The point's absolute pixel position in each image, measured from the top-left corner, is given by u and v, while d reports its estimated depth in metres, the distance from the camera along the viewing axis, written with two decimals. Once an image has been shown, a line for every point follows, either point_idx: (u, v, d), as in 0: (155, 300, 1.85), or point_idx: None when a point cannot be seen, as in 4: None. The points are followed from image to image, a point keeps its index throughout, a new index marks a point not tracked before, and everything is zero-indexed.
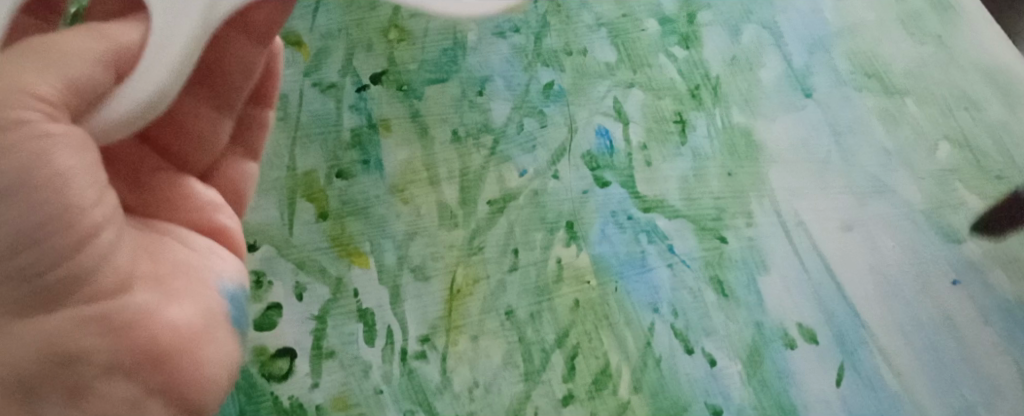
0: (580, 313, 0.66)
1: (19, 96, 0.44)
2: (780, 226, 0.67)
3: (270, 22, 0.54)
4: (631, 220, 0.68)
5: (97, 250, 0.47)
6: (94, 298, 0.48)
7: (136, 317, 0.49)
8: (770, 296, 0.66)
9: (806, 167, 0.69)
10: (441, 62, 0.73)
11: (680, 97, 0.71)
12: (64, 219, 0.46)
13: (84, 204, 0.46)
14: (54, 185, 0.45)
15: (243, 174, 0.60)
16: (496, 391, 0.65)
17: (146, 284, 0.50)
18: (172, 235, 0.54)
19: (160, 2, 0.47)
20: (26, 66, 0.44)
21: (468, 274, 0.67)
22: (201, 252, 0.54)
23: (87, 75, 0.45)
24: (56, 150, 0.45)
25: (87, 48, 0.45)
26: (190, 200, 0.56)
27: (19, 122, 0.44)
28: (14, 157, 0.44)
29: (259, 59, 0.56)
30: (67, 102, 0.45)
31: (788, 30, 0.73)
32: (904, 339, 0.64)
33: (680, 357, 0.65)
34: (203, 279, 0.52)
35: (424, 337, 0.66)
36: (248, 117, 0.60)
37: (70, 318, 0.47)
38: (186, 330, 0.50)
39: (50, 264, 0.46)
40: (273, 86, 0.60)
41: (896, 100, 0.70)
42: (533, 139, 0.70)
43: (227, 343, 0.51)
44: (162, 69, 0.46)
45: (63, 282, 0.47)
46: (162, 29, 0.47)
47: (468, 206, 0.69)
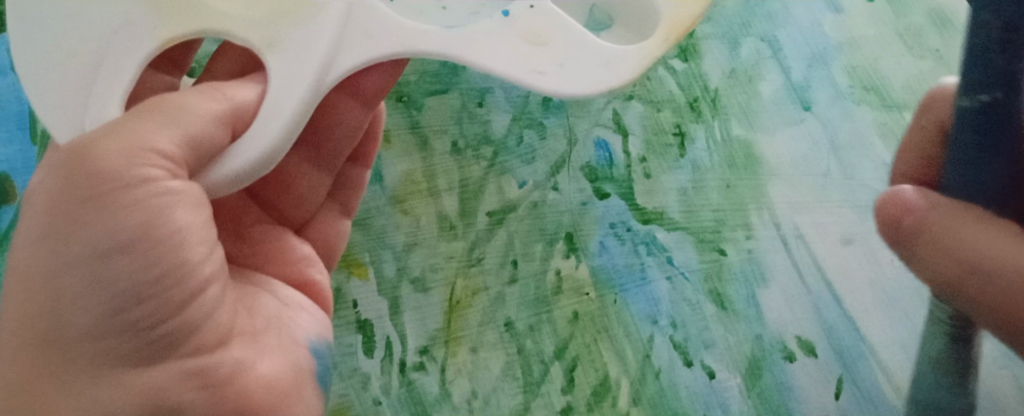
0: (580, 324, 0.66)
1: (147, 153, 0.46)
2: (779, 239, 0.68)
3: (380, 90, 0.57)
4: (630, 232, 0.68)
5: (205, 305, 0.49)
6: (198, 351, 0.49)
7: (233, 371, 0.50)
8: (769, 309, 0.66)
9: (804, 181, 0.69)
10: (441, 73, 0.71)
11: (679, 109, 0.71)
12: (177, 276, 0.47)
13: (196, 261, 0.48)
14: (169, 242, 0.47)
15: (337, 231, 0.63)
16: (495, 404, 0.65)
17: (244, 339, 0.51)
18: (269, 288, 0.57)
19: (277, 67, 0.51)
20: (152, 124, 0.47)
21: (467, 286, 0.67)
22: (291, 306, 0.57)
23: (207, 134, 0.48)
24: (175, 207, 0.47)
25: (209, 108, 0.48)
26: (285, 253, 0.60)
27: (144, 179, 0.46)
28: (135, 214, 0.46)
29: (363, 123, 0.59)
30: (185, 159, 0.47)
31: (788, 43, 0.72)
32: (905, 353, 0.65)
33: (679, 370, 0.66)
34: (292, 335, 0.54)
35: (424, 349, 0.66)
36: (347, 176, 0.64)
37: (175, 372, 0.48)
38: (278, 385, 0.51)
39: (163, 318, 0.48)
40: (371, 148, 0.64)
41: (896, 113, 0.70)
42: (533, 151, 0.70)
43: (312, 401, 0.53)
44: (274, 129, 0.50)
45: (171, 335, 0.48)
46: (277, 94, 0.50)
47: (468, 218, 0.68)
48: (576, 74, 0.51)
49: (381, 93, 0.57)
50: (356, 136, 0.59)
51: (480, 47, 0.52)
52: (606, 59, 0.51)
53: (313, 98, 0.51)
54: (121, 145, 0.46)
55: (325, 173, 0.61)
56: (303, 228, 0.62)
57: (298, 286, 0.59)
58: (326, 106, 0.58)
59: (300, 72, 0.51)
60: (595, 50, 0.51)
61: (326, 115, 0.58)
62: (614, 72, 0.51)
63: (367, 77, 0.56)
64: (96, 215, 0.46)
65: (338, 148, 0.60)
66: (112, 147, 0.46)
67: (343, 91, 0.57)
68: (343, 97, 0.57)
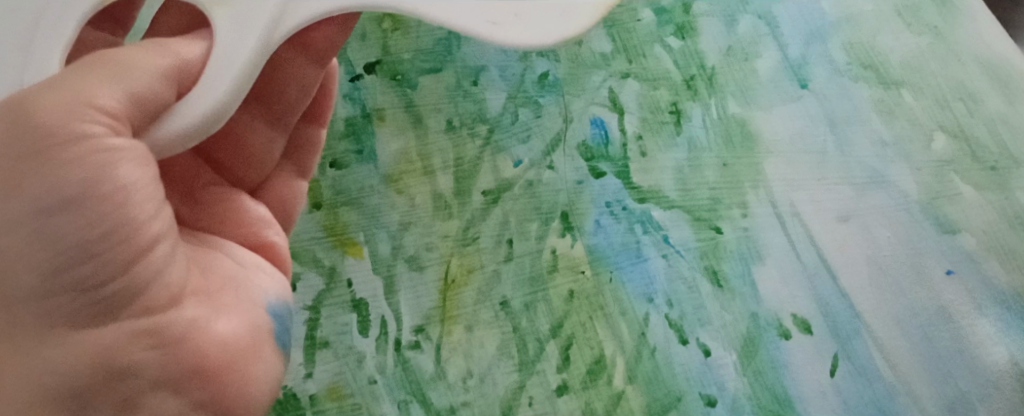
0: (575, 303, 0.66)
1: (87, 109, 0.45)
2: (775, 217, 0.67)
3: (329, 42, 0.56)
4: (626, 210, 0.68)
5: (155, 262, 0.48)
6: (149, 310, 0.48)
7: (187, 329, 0.49)
8: (764, 287, 0.66)
9: (803, 159, 0.69)
10: (436, 51, 0.72)
11: (675, 87, 0.71)
12: (125, 231, 0.46)
13: (143, 218, 0.47)
14: (114, 199, 0.45)
15: (294, 191, 0.62)
16: (490, 382, 0.64)
17: (198, 297, 0.51)
18: (224, 250, 0.56)
19: (227, 21, 0.50)
20: (92, 79, 0.45)
21: (462, 264, 0.67)
22: (249, 267, 0.55)
23: (151, 89, 0.46)
24: (120, 164, 0.46)
25: (154, 63, 0.47)
26: (240, 215, 0.58)
27: (85, 136, 0.45)
28: (76, 171, 0.45)
29: (315, 79, 0.58)
30: (129, 115, 0.46)
31: (784, 19, 0.73)
32: (900, 331, 0.65)
33: (675, 348, 0.65)
34: (252, 296, 0.54)
35: (419, 327, 0.65)
36: (301, 136, 0.62)
37: (124, 331, 0.48)
38: (234, 344, 0.50)
39: (110, 276, 0.47)
40: (325, 107, 0.63)
41: (892, 91, 0.70)
42: (528, 129, 0.70)
43: (273, 360, 0.52)
44: (224, 82, 0.49)
45: (121, 294, 0.47)
46: (227, 47, 0.49)
47: (463, 196, 0.68)
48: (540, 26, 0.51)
49: (331, 49, 0.57)
50: (309, 94, 0.58)
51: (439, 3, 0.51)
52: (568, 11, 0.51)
53: (262, 51, 0.50)
54: (60, 101, 0.44)
55: (278, 132, 0.59)
56: (259, 189, 0.61)
57: (254, 248, 0.58)
58: (276, 62, 0.57)
59: (247, 25, 0.49)
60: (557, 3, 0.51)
61: (278, 72, 0.57)
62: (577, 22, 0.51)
63: (314, 31, 0.55)
64: (37, 172, 0.45)
65: (292, 105, 0.59)
66: (50, 101, 0.44)
67: (291, 45, 0.56)
68: (294, 53, 0.56)
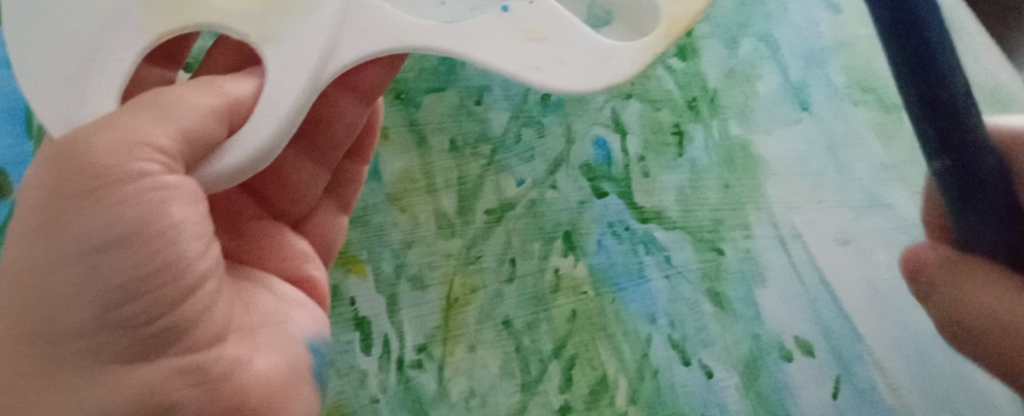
0: (578, 322, 0.66)
1: (143, 148, 0.47)
2: (777, 239, 0.68)
3: (376, 84, 0.59)
4: (629, 231, 0.68)
5: (202, 300, 0.50)
6: (194, 346, 0.50)
7: (230, 366, 0.50)
8: (766, 308, 0.67)
9: (803, 181, 0.69)
10: (440, 70, 0.71)
11: (677, 108, 0.71)
12: (175, 268, 0.48)
13: (192, 256, 0.49)
14: (165, 239, 0.47)
15: (334, 226, 0.64)
16: (493, 402, 0.65)
17: (240, 334, 0.52)
18: (265, 285, 0.57)
19: (276, 57, 0.50)
20: (149, 119, 0.47)
21: (465, 284, 0.67)
22: (291, 303, 0.57)
23: (203, 130, 0.48)
24: (171, 203, 0.47)
25: (206, 104, 0.49)
26: (282, 248, 0.61)
27: (140, 174, 0.47)
28: (130, 210, 0.47)
29: (361, 119, 0.61)
30: (181, 154, 0.48)
31: (784, 41, 0.73)
32: (901, 353, 0.65)
33: (677, 368, 0.66)
34: (289, 332, 0.54)
35: (421, 346, 0.65)
36: (344, 173, 0.65)
37: (169, 366, 0.49)
38: (274, 381, 0.51)
39: (160, 312, 0.48)
40: (369, 145, 0.65)
41: (892, 114, 0.71)
42: (532, 149, 0.70)
43: (308, 399, 0.53)
44: (271, 123, 0.50)
45: (168, 329, 0.49)
46: (276, 85, 0.50)
47: (466, 215, 0.68)
48: (573, 67, 0.51)
49: (377, 89, 0.60)
50: (354, 134, 0.62)
51: (480, 44, 0.51)
52: (604, 56, 0.51)
53: (311, 90, 0.50)
54: (118, 140, 0.46)
55: (323, 169, 0.63)
56: (301, 223, 0.64)
57: (295, 282, 0.60)
58: (323, 102, 0.60)
59: (293, 67, 0.50)
60: (595, 45, 0.51)
61: (324, 111, 0.60)
62: (618, 68, 0.51)
63: (364, 71, 0.58)
64: (90, 210, 0.46)
65: (337, 143, 0.62)
66: (109, 140, 0.46)
67: (339, 85, 0.59)
68: (341, 92, 0.60)
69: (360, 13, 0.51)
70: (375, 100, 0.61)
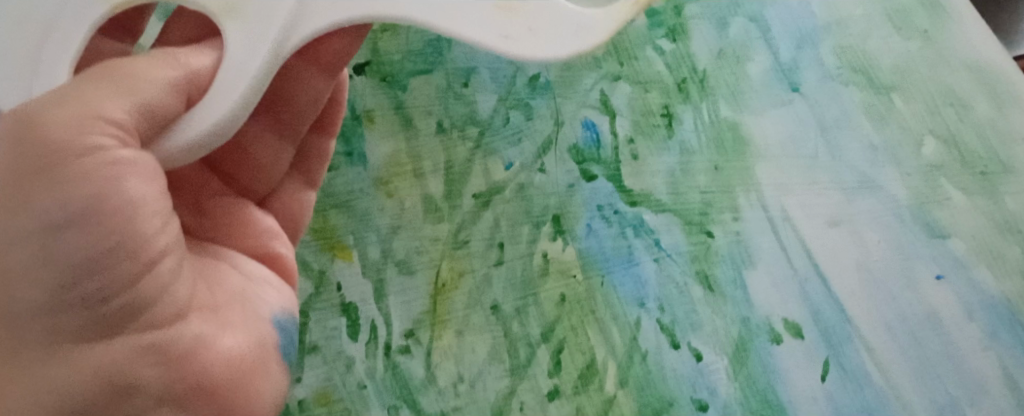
0: (567, 307, 0.66)
1: (96, 122, 0.44)
2: (767, 221, 0.67)
3: (341, 55, 0.56)
4: (618, 214, 0.68)
5: (161, 278, 0.48)
6: (154, 327, 0.48)
7: (193, 346, 0.49)
8: (755, 291, 0.66)
9: (793, 164, 0.69)
10: (426, 53, 0.71)
11: (667, 90, 0.71)
12: (132, 246, 0.46)
13: (150, 233, 0.47)
14: (121, 214, 0.45)
15: (302, 203, 0.62)
16: (481, 388, 0.64)
17: (204, 312, 0.51)
18: (233, 262, 0.56)
19: (236, 29, 0.49)
20: (101, 91, 0.45)
21: (453, 268, 0.66)
22: (254, 280, 0.56)
23: (159, 102, 0.46)
24: (128, 177, 0.45)
25: (162, 74, 0.46)
26: (248, 226, 0.58)
27: (93, 149, 0.45)
28: (84, 185, 0.45)
29: (327, 90, 0.58)
30: (138, 127, 0.46)
31: (775, 22, 0.73)
32: (890, 335, 0.65)
33: (666, 352, 0.65)
34: (254, 310, 0.54)
35: (409, 332, 0.65)
36: (309, 146, 0.62)
37: (130, 347, 0.47)
38: (240, 360, 0.51)
39: (116, 292, 0.46)
40: (336, 116, 0.63)
41: (883, 96, 0.70)
42: (519, 132, 0.69)
43: (277, 375, 0.53)
44: (234, 96, 0.48)
45: (126, 310, 0.47)
46: (237, 56, 0.48)
47: (454, 200, 0.67)
48: (552, 40, 0.51)
49: (342, 60, 0.57)
50: (320, 107, 0.59)
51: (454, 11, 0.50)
52: (579, 27, 0.52)
53: (273, 62, 0.49)
54: (67, 113, 0.44)
55: (287, 143, 0.60)
56: (266, 200, 0.61)
57: (263, 260, 0.58)
58: (288, 72, 0.57)
59: (256, 38, 0.49)
60: (568, 14, 0.52)
61: (289, 83, 0.57)
62: (591, 37, 0.52)
63: (330, 41, 0.55)
64: (40, 187, 0.44)
65: (302, 116, 0.59)
66: (60, 113, 0.44)
67: (304, 57, 0.56)
68: (306, 63, 0.57)
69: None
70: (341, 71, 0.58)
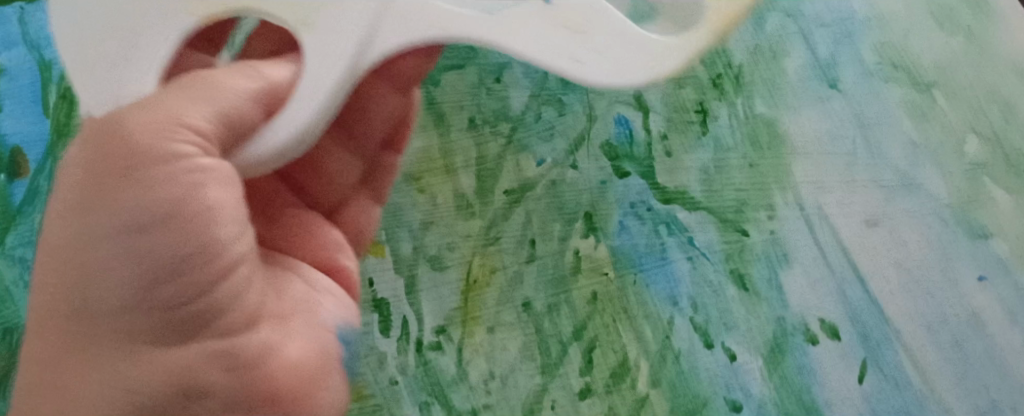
0: (599, 305, 0.66)
1: (178, 128, 0.46)
2: (804, 220, 0.66)
3: (415, 73, 0.59)
4: (651, 211, 0.67)
5: (235, 285, 0.49)
6: (226, 333, 0.50)
7: (261, 354, 0.50)
8: (792, 291, 0.65)
9: (831, 161, 0.67)
10: (459, 48, 0.70)
11: (701, 86, 0.69)
12: (207, 254, 0.48)
13: (225, 242, 0.48)
14: (198, 220, 0.47)
15: (368, 217, 0.64)
16: (513, 384, 0.64)
17: (274, 320, 0.52)
18: (298, 271, 0.58)
19: (312, 43, 0.49)
20: (185, 100, 0.47)
21: (484, 264, 0.66)
22: (318, 290, 0.57)
23: (237, 111, 0.48)
24: (206, 184, 0.47)
25: (242, 86, 0.48)
26: (315, 237, 0.61)
27: (175, 155, 0.47)
28: (164, 190, 0.47)
29: (400, 107, 0.62)
30: (216, 136, 0.48)
31: (812, 17, 0.70)
32: (930, 336, 0.64)
33: (700, 352, 0.65)
34: (319, 321, 0.55)
35: (441, 328, 0.65)
36: (380, 164, 0.64)
37: (201, 350, 0.49)
38: (304, 368, 0.52)
39: (193, 297, 0.48)
40: (404, 134, 0.64)
41: (925, 94, 0.68)
42: (552, 128, 0.69)
43: (340, 388, 0.53)
44: (309, 108, 0.49)
45: (201, 315, 0.49)
46: (313, 71, 0.49)
47: (485, 196, 0.67)
48: (626, 59, 0.50)
49: (415, 79, 0.60)
50: (388, 121, 0.62)
51: (519, 32, 0.50)
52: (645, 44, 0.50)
53: (348, 78, 0.49)
54: (153, 119, 0.47)
55: (356, 158, 0.63)
56: (333, 212, 0.63)
57: (327, 271, 0.60)
58: (365, 90, 0.60)
59: (332, 47, 0.49)
60: (638, 36, 0.50)
61: (362, 99, 0.60)
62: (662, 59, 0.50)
63: (403, 61, 0.58)
64: (124, 189, 0.47)
65: (371, 131, 0.62)
66: (143, 120, 0.47)
67: (376, 74, 0.59)
68: (379, 81, 0.60)
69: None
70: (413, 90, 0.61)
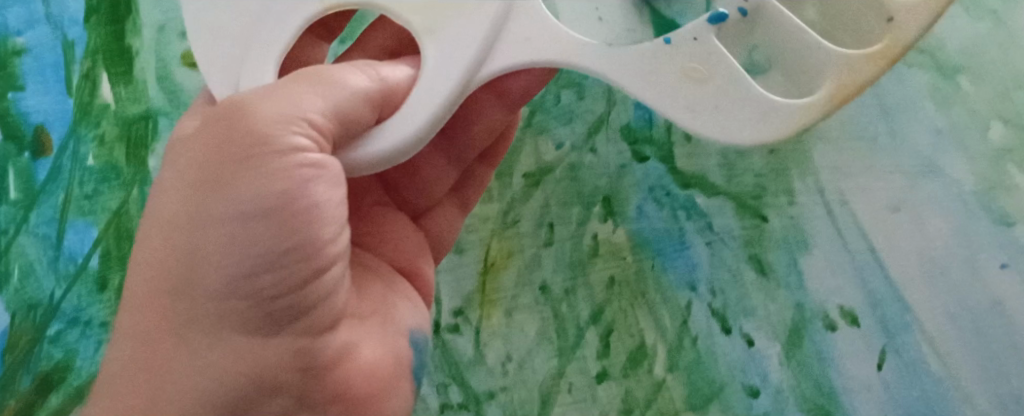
0: (616, 289, 0.66)
1: (296, 121, 0.50)
2: (824, 206, 0.65)
3: (525, 92, 0.60)
4: (669, 196, 0.67)
5: (328, 285, 0.54)
6: (313, 331, 0.54)
7: (339, 355, 0.55)
8: (810, 277, 0.65)
9: (853, 147, 0.65)
10: None
11: None
12: (308, 251, 0.52)
13: (325, 242, 0.52)
14: (304, 216, 0.51)
15: (451, 223, 0.67)
16: (530, 367, 0.67)
17: (354, 321, 0.57)
18: (383, 277, 0.61)
19: (434, 54, 0.53)
20: (306, 93, 0.51)
21: (502, 247, 0.68)
22: (398, 295, 0.61)
23: (352, 110, 0.51)
24: (315, 180, 0.51)
25: (360, 85, 0.52)
26: (402, 243, 0.64)
27: (292, 147, 0.50)
28: (275, 183, 0.50)
29: (499, 123, 0.63)
30: (329, 132, 0.51)
31: None
32: (952, 325, 0.63)
33: (717, 337, 0.65)
34: (396, 324, 0.59)
35: (458, 310, 0.68)
36: (473, 173, 0.67)
37: (288, 344, 0.54)
38: (376, 371, 0.56)
39: (291, 292, 0.52)
40: (504, 147, 0.67)
41: (951, 80, 0.65)
42: (571, 111, 0.69)
43: (408, 393, 0.58)
44: (421, 117, 0.53)
45: (296, 309, 0.53)
46: (427, 82, 0.53)
47: (504, 179, 0.69)
48: (736, 117, 0.52)
49: (524, 98, 0.60)
50: (490, 135, 0.64)
51: (637, 76, 0.53)
52: (766, 110, 0.52)
53: (458, 94, 0.53)
54: (277, 109, 0.50)
55: (456, 166, 0.65)
56: (420, 214, 0.66)
57: (407, 274, 0.64)
58: (472, 102, 0.61)
59: (453, 62, 0.53)
60: (756, 99, 0.52)
61: (469, 110, 0.62)
62: (773, 127, 0.52)
63: (514, 80, 0.59)
64: (239, 177, 0.50)
65: (470, 144, 0.64)
66: (269, 110, 0.50)
67: (487, 89, 0.60)
68: (486, 95, 0.61)
69: (520, 19, 0.54)
70: (519, 109, 0.62)
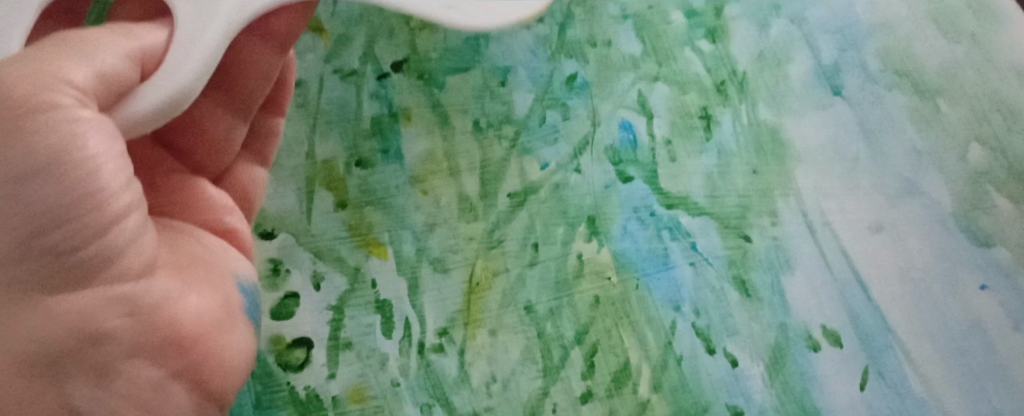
0: (601, 309, 0.66)
1: (56, 82, 0.45)
2: (805, 226, 0.66)
3: (292, 27, 0.56)
4: (654, 216, 0.67)
5: (124, 234, 0.48)
6: (117, 281, 0.48)
7: (161, 302, 0.50)
8: (794, 297, 0.65)
9: (833, 168, 0.67)
10: (463, 51, 0.71)
11: (705, 91, 0.70)
12: (88, 202, 0.46)
13: (113, 189, 0.47)
14: (79, 172, 0.45)
15: (252, 178, 0.62)
16: (514, 388, 0.64)
17: (169, 268, 0.51)
18: (194, 234, 0.56)
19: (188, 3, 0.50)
20: (54, 54, 0.45)
21: (487, 267, 0.66)
22: (213, 250, 0.55)
23: (115, 69, 0.46)
24: (87, 134, 0.45)
25: (116, 43, 0.47)
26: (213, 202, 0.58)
27: (53, 105, 0.45)
28: (44, 141, 0.45)
29: (276, 66, 0.58)
30: (95, 90, 0.46)
31: (816, 26, 0.70)
32: (933, 346, 0.63)
33: (702, 358, 0.65)
34: (222, 272, 0.54)
35: (443, 330, 0.65)
36: (258, 125, 0.62)
37: (100, 296, 0.48)
38: (205, 318, 0.51)
39: (79, 242, 0.47)
40: (284, 96, 0.63)
41: (930, 101, 0.67)
42: (556, 131, 0.69)
43: (244, 332, 0.53)
44: (194, 62, 0.49)
45: (87, 262, 0.47)
46: (188, 31, 0.49)
47: (489, 199, 0.68)
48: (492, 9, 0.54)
49: (291, 36, 0.57)
50: (270, 84, 0.58)
51: None
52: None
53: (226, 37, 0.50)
54: (30, 72, 0.45)
55: None
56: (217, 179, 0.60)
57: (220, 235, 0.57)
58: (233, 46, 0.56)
59: (211, 13, 0.50)
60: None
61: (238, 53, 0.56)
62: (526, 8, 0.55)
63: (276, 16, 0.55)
64: None
65: (248, 92, 0.58)
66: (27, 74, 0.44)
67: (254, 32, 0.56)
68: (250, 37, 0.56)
69: None
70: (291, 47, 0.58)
